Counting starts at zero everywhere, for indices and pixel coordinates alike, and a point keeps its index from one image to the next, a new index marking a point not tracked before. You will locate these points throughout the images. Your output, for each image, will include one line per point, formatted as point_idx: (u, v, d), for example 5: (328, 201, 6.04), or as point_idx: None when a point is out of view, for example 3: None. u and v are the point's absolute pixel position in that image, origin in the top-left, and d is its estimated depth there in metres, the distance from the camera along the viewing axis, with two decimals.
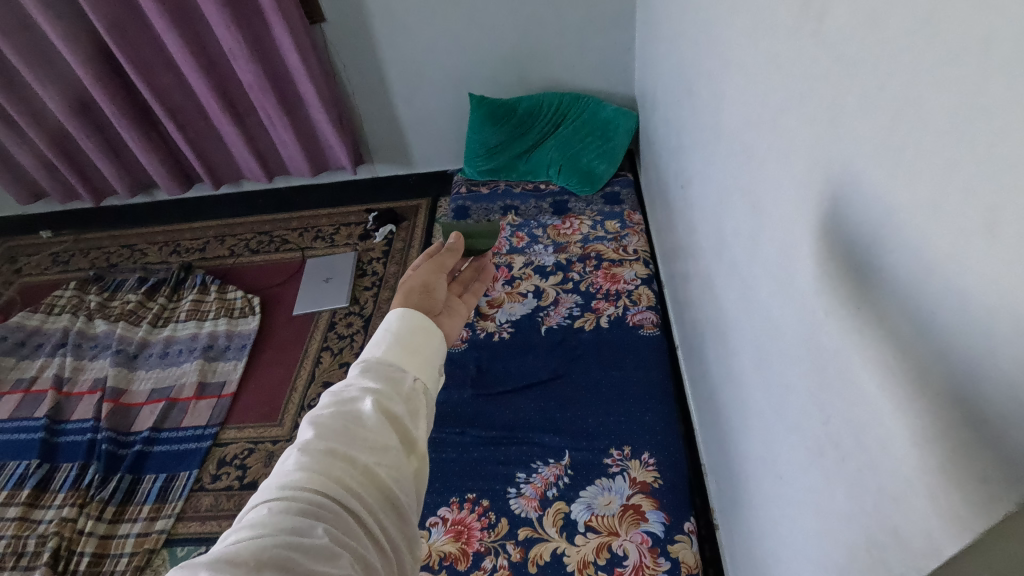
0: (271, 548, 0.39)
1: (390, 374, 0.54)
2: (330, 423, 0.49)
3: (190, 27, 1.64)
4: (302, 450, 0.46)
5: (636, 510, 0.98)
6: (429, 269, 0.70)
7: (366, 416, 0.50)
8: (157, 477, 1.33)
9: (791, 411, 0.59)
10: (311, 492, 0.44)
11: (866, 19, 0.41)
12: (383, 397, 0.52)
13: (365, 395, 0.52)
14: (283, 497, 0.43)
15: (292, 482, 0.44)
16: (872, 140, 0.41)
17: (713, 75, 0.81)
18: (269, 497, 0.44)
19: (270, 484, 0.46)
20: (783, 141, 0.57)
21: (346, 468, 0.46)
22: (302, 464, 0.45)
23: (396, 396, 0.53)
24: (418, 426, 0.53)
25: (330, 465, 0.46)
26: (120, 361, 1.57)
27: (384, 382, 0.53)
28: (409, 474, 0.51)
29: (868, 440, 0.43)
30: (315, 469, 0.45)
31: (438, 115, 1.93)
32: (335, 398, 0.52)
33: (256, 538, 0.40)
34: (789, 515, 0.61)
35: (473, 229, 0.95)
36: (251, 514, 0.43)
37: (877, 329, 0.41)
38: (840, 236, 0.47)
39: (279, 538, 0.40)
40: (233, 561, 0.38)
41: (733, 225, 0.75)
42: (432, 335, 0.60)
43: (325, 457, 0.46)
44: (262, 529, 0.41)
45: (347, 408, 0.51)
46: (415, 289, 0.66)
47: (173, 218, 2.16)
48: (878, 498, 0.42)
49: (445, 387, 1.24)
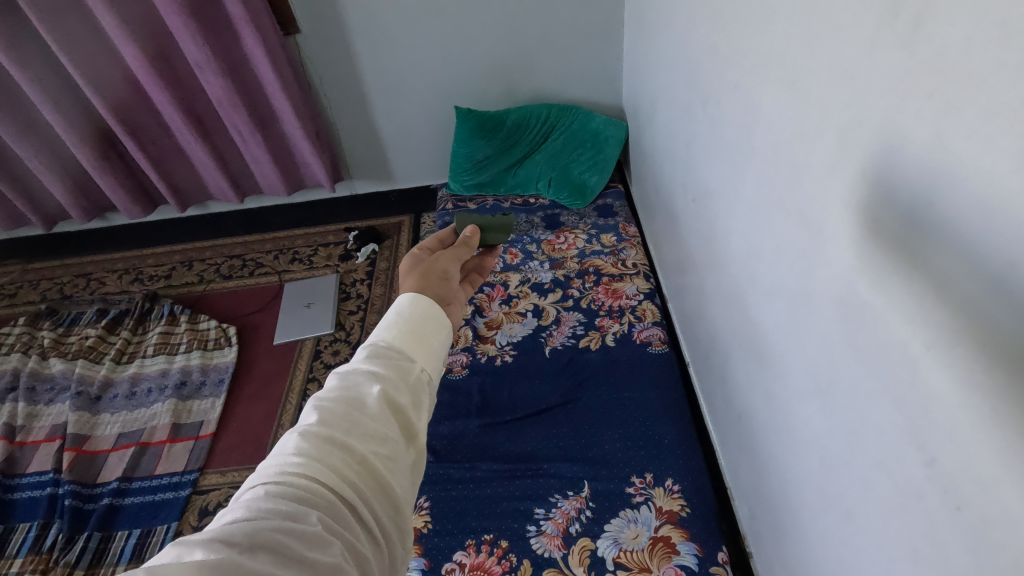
0: (264, 531, 0.36)
1: (396, 362, 0.50)
2: (333, 410, 0.45)
3: (153, 40, 1.53)
4: (301, 434, 0.42)
5: (666, 543, 0.93)
6: (447, 254, 0.67)
7: (369, 403, 0.47)
8: (130, 534, 1.20)
9: (869, 447, 0.54)
10: (309, 477, 0.40)
11: (972, 29, 0.37)
12: (389, 387, 0.48)
13: (371, 382, 0.48)
14: (278, 481, 0.40)
15: (289, 467, 0.41)
16: (998, 162, 0.36)
17: (742, 83, 0.77)
18: (265, 478, 0.41)
19: (267, 463, 0.42)
20: (846, 158, 0.53)
21: (343, 456, 0.43)
22: (301, 449, 0.42)
23: (402, 386, 0.49)
24: (420, 419, 0.49)
25: (329, 453, 0.42)
26: (81, 405, 1.43)
27: (390, 369, 0.49)
28: (406, 465, 0.47)
29: (1000, 496, 0.39)
30: (313, 454, 0.42)
31: (419, 128, 1.87)
32: (340, 382, 0.48)
33: (248, 520, 0.37)
34: (866, 558, 0.57)
35: (486, 222, 0.92)
36: (245, 493, 0.40)
37: (1012, 373, 0.37)
38: (943, 265, 0.42)
39: (272, 522, 0.37)
40: (226, 541, 0.35)
41: (775, 243, 0.72)
42: (441, 325, 0.56)
43: (323, 444, 0.42)
44: (256, 511, 0.38)
45: (351, 393, 0.47)
46: (435, 274, 0.63)
47: (133, 244, 2.01)
48: (1016, 560, 0.38)
49: (450, 418, 1.16)
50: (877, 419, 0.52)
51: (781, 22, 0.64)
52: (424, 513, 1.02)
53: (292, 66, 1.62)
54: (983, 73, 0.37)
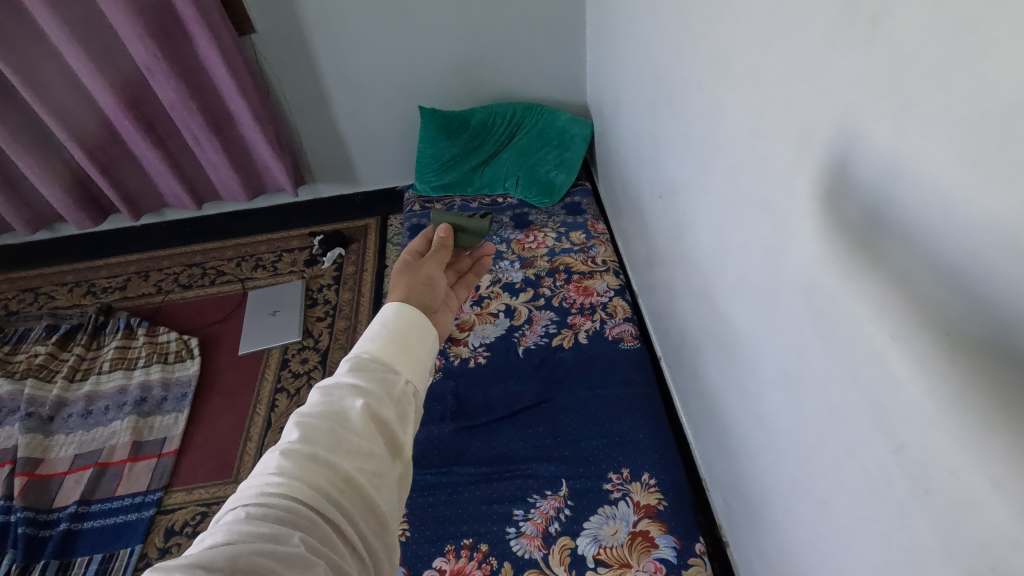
0: (245, 554, 0.35)
1: (381, 375, 0.49)
2: (316, 427, 0.44)
3: (97, 41, 1.46)
4: (283, 453, 0.41)
5: (645, 537, 0.93)
6: (433, 261, 0.66)
7: (352, 418, 0.45)
8: (91, 560, 1.14)
9: (839, 436, 0.56)
10: (292, 498, 0.39)
11: (926, 26, 0.38)
12: (373, 401, 0.47)
13: (355, 396, 0.46)
14: (258, 503, 0.39)
15: (270, 488, 0.40)
16: (957, 157, 0.37)
17: (704, 82, 0.78)
18: (245, 501, 0.39)
19: (248, 484, 0.41)
20: (810, 154, 0.54)
21: (326, 474, 0.41)
22: (283, 468, 0.40)
23: (387, 400, 0.48)
24: (406, 432, 0.48)
25: (311, 472, 0.41)
26: (32, 427, 1.36)
27: (374, 383, 0.48)
28: (392, 481, 0.46)
29: (966, 480, 0.40)
30: (295, 474, 0.40)
31: (383, 129, 1.84)
32: (323, 398, 0.46)
33: (228, 544, 0.35)
34: (840, 544, 0.59)
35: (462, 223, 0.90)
36: (225, 517, 0.38)
37: (974, 362, 0.38)
38: (904, 259, 0.43)
39: (253, 545, 0.35)
40: (207, 567, 0.33)
41: (741, 237, 0.73)
42: (427, 335, 0.55)
43: (306, 462, 0.41)
44: (237, 535, 0.36)
45: (334, 409, 0.45)
46: (419, 281, 0.62)
47: (84, 256, 1.93)
48: (985, 542, 0.39)
49: (424, 423, 1.15)
50: (846, 408, 0.54)
51: (742, 21, 0.66)
52: (402, 521, 1.01)
53: (248, 67, 1.57)
54: (940, 69, 0.37)
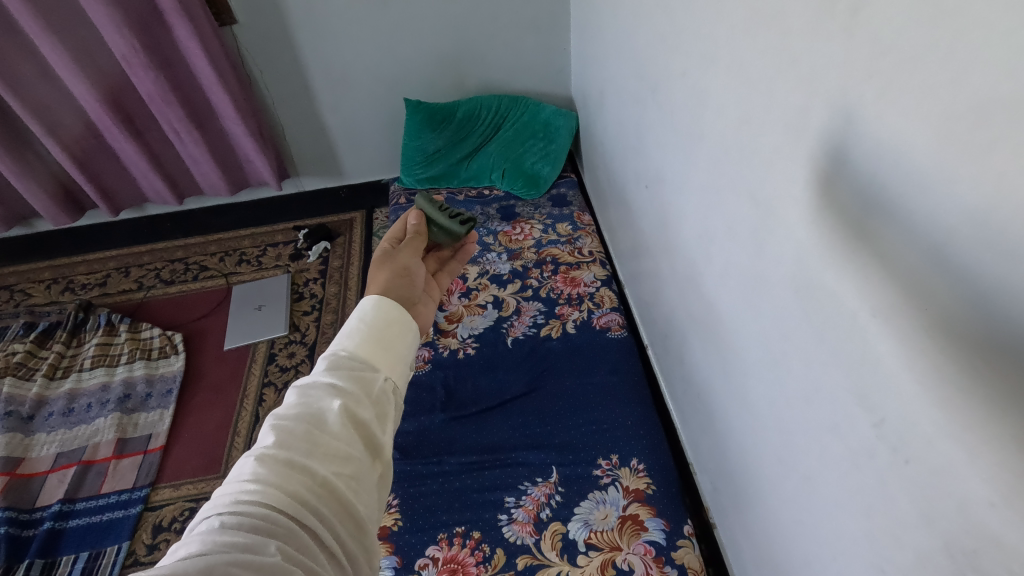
0: (220, 564, 0.34)
1: (360, 374, 0.49)
2: (292, 430, 0.44)
3: (73, 33, 1.43)
4: (258, 459, 0.41)
5: (634, 520, 0.95)
6: (409, 250, 0.67)
7: (330, 420, 0.45)
8: (77, 558, 1.13)
9: (821, 412, 0.58)
10: (267, 506, 0.39)
11: (903, 16, 0.40)
12: (351, 402, 0.47)
13: (332, 397, 0.47)
14: (233, 512, 0.38)
15: (245, 495, 0.39)
16: (938, 138, 0.38)
17: (689, 72, 0.80)
18: (220, 509, 0.39)
19: (222, 492, 0.41)
20: (793, 140, 0.56)
21: (303, 479, 0.41)
22: (258, 475, 0.40)
23: (365, 399, 0.48)
24: (385, 432, 0.48)
25: (288, 478, 0.41)
26: (12, 426, 1.34)
27: (352, 382, 0.48)
28: (371, 484, 0.46)
29: (945, 448, 0.41)
30: (271, 481, 0.40)
31: (368, 122, 1.83)
32: (300, 398, 0.47)
33: (203, 555, 0.34)
34: (824, 517, 0.61)
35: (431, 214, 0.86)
36: (199, 526, 0.38)
37: (949, 335, 0.40)
38: (886, 239, 0.44)
39: (228, 555, 0.35)
40: None
41: (726, 223, 0.75)
42: (407, 331, 0.55)
43: (282, 468, 0.41)
44: (211, 546, 0.35)
45: (312, 410, 0.46)
46: (399, 271, 0.63)
47: (62, 252, 1.89)
48: (962, 507, 0.41)
49: (414, 415, 1.15)
50: (829, 386, 0.55)
51: (725, 13, 0.67)
52: (394, 511, 1.01)
53: (229, 59, 1.55)
54: (918, 52, 0.39)
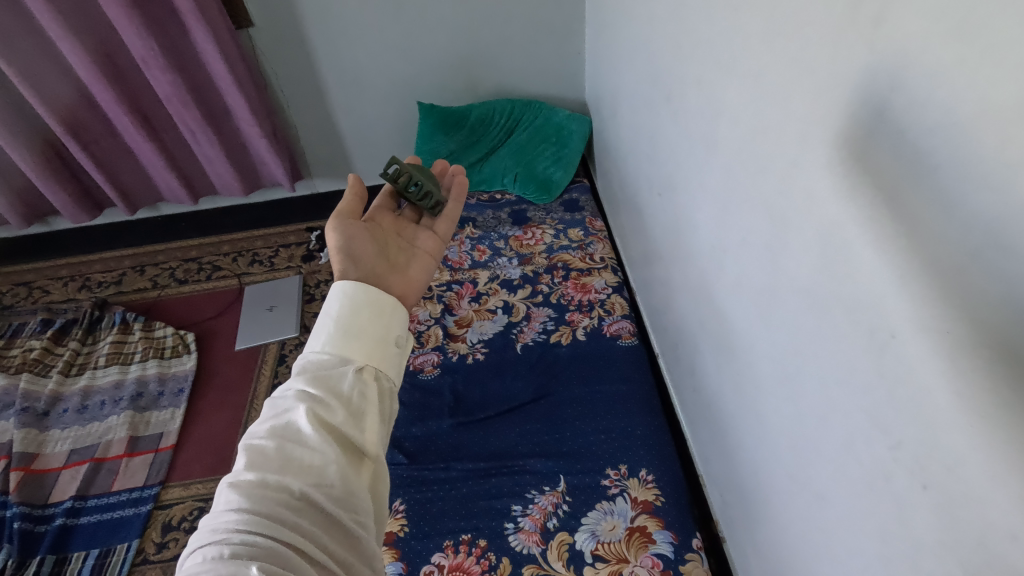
0: None
1: (327, 372, 0.49)
2: (264, 451, 0.44)
3: (93, 34, 1.45)
4: (231, 487, 0.41)
5: (642, 532, 0.94)
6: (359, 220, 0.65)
7: (302, 432, 0.46)
8: (87, 555, 1.14)
9: (836, 434, 0.57)
10: (247, 531, 0.39)
11: (924, 34, 0.39)
12: (318, 406, 0.47)
13: (298, 402, 0.47)
14: (214, 542, 0.38)
15: (223, 524, 0.39)
16: (963, 159, 0.37)
17: (704, 82, 0.79)
18: (201, 544, 0.39)
19: (203, 527, 0.41)
20: (810, 156, 0.55)
21: (278, 498, 0.41)
22: (231, 503, 0.40)
23: (334, 402, 0.47)
24: (363, 429, 0.48)
25: (262, 500, 0.40)
26: (27, 421, 1.36)
27: (319, 385, 0.48)
28: (360, 484, 0.46)
29: (967, 476, 0.40)
30: (246, 505, 0.40)
31: (381, 124, 1.83)
32: (272, 411, 0.48)
33: None
34: (839, 540, 0.59)
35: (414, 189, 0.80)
36: (187, 563, 0.38)
37: (972, 362, 0.38)
38: (904, 260, 0.43)
39: None
40: None
41: (741, 235, 0.73)
42: (382, 309, 0.54)
43: (256, 491, 0.41)
44: None
45: (282, 422, 0.46)
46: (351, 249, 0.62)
47: (81, 250, 1.92)
48: (981, 538, 0.40)
49: (422, 420, 1.15)
50: (844, 405, 0.54)
51: (742, 25, 0.66)
52: (400, 516, 1.01)
53: (245, 61, 1.56)
54: (940, 72, 0.38)
